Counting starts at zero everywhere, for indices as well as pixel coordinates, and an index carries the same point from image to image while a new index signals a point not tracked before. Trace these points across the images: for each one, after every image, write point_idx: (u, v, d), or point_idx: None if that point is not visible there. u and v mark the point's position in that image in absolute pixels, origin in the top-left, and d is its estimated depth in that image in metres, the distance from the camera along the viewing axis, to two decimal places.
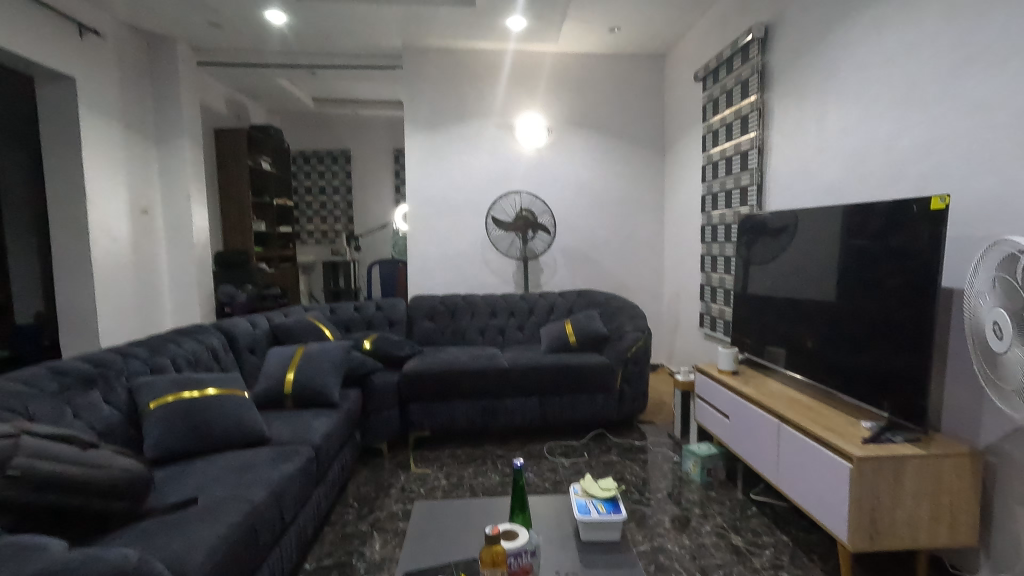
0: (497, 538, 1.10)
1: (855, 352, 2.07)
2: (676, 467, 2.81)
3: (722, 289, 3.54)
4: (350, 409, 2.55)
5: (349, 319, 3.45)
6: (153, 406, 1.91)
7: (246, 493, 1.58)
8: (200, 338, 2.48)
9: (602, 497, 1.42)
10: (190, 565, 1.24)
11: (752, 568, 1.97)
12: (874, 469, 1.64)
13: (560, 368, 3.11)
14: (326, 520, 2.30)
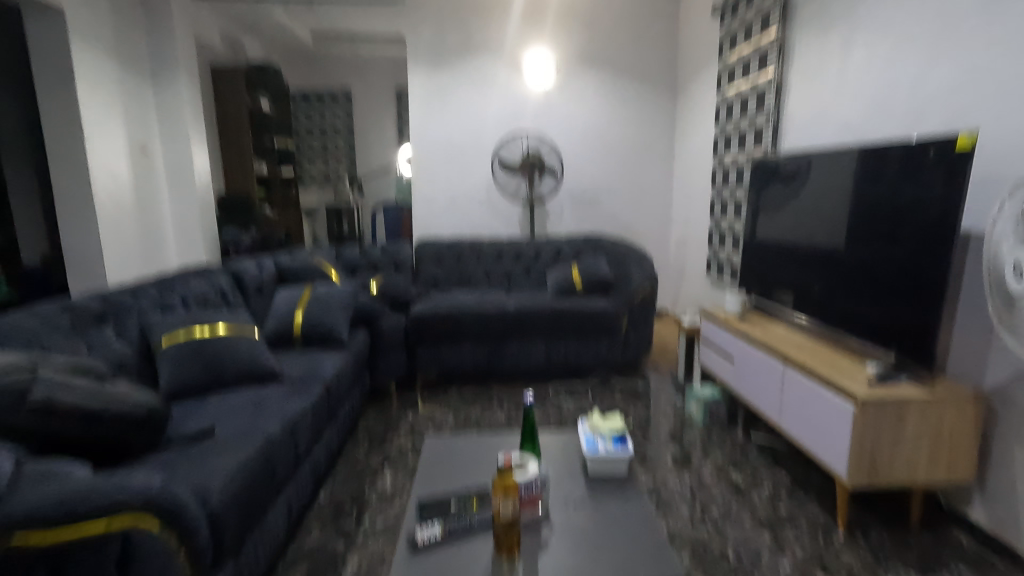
0: (509, 469, 1.14)
1: (865, 296, 2.06)
2: (679, 409, 2.87)
3: (731, 235, 3.50)
4: (359, 349, 2.58)
5: (355, 261, 3.44)
6: (166, 343, 1.93)
7: (262, 426, 1.61)
8: (208, 278, 2.48)
9: (610, 433, 1.44)
10: (211, 492, 1.28)
11: (750, 503, 2.04)
12: (878, 410, 1.66)
13: (566, 312, 3.12)
14: (338, 455, 2.37)
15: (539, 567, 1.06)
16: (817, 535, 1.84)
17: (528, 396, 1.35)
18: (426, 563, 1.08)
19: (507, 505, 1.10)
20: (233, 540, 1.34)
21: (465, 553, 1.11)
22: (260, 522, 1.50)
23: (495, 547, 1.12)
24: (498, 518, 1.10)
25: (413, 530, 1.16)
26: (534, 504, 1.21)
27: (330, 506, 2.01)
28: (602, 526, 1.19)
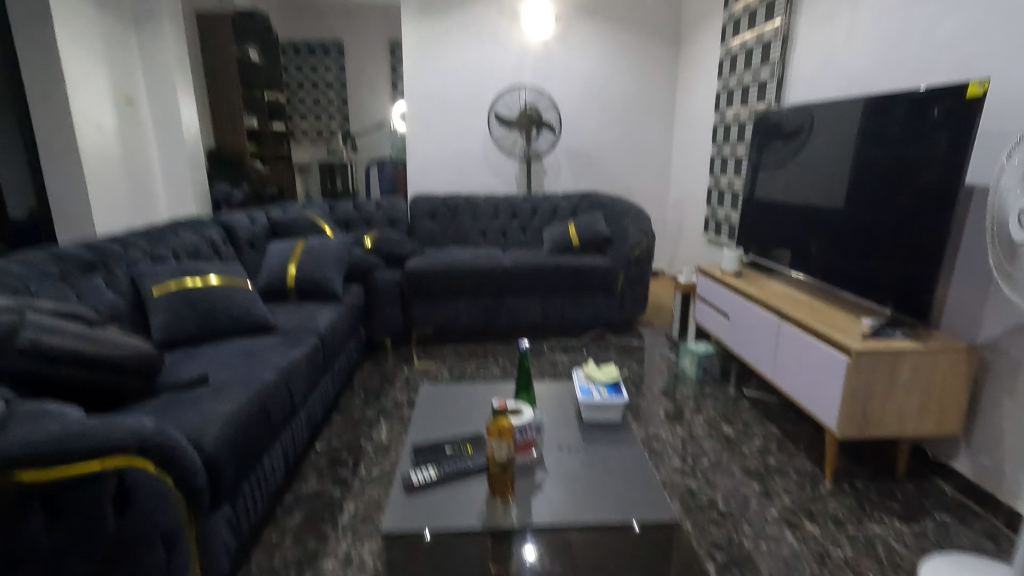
0: (504, 412, 1.14)
1: (863, 251, 2.05)
2: (673, 365, 2.89)
3: (730, 193, 3.46)
4: (354, 303, 2.56)
5: (349, 216, 3.39)
6: (157, 292, 1.91)
7: (256, 374, 1.61)
8: (199, 229, 2.44)
9: (604, 382, 1.44)
10: (207, 435, 1.29)
11: (741, 454, 2.08)
12: (871, 363, 1.67)
13: (562, 269, 3.10)
14: (334, 407, 2.39)
15: (533, 507, 1.08)
16: (805, 484, 1.88)
17: (523, 344, 1.34)
18: (421, 502, 1.09)
19: (502, 447, 1.10)
20: (231, 483, 1.35)
21: (460, 493, 1.12)
22: (257, 468, 1.51)
23: (488, 489, 1.13)
24: (492, 460, 1.10)
25: (408, 472, 1.17)
26: (527, 448, 1.22)
27: (327, 455, 2.03)
28: (595, 470, 1.20)
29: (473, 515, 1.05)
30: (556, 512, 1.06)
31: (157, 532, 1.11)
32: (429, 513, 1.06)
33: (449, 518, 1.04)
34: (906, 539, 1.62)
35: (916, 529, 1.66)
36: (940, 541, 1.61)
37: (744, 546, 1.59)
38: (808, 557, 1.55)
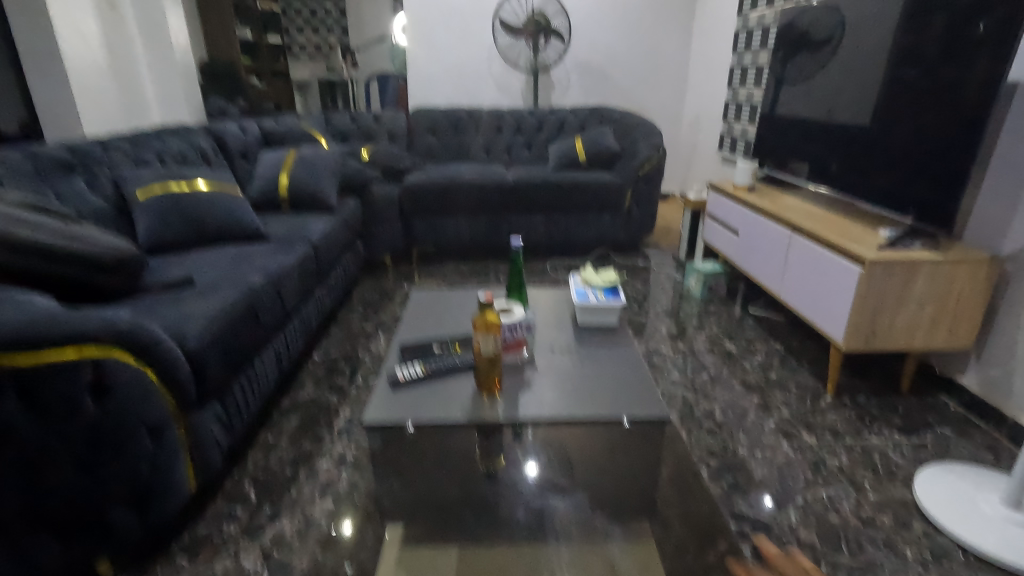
0: (491, 307, 1.09)
1: (885, 159, 1.91)
2: (678, 284, 2.83)
3: (749, 105, 3.25)
4: (350, 215, 2.49)
5: (346, 129, 3.25)
6: (141, 196, 1.85)
7: (244, 277, 1.57)
8: (186, 136, 2.34)
9: (602, 285, 1.38)
10: (189, 332, 1.26)
11: (742, 369, 2.05)
12: (885, 273, 1.59)
13: (567, 186, 2.98)
14: (332, 320, 2.37)
15: (520, 402, 1.05)
16: (805, 398, 1.86)
17: (517, 241, 1.25)
18: (405, 397, 1.07)
19: (488, 341, 1.05)
20: (219, 381, 1.33)
21: (446, 389, 1.09)
22: (247, 369, 1.50)
23: (476, 384, 1.10)
24: (478, 353, 1.06)
25: (393, 368, 1.13)
26: (518, 347, 1.18)
27: (324, 364, 2.03)
28: (586, 371, 1.16)
29: (458, 409, 1.03)
30: (543, 408, 1.03)
31: (141, 423, 1.10)
32: (413, 406, 1.04)
33: (433, 411, 1.02)
34: (904, 450, 1.60)
35: (916, 442, 1.64)
36: (940, 453, 1.59)
37: (740, 453, 1.58)
38: (803, 465, 1.54)
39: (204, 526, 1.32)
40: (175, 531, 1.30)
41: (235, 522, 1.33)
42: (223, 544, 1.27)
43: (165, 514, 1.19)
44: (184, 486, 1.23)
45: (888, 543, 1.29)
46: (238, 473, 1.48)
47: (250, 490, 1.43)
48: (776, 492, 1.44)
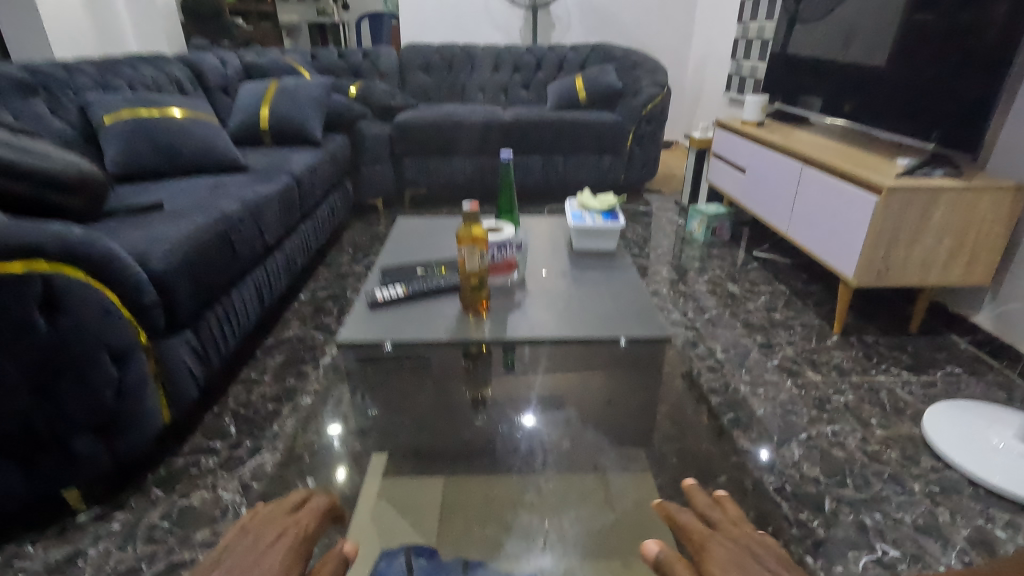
0: (477, 220, 0.98)
1: (905, 82, 1.78)
2: (680, 228, 2.73)
3: (760, 41, 3.08)
4: (337, 152, 2.37)
5: (334, 67, 3.08)
6: (108, 120, 1.72)
7: (217, 204, 1.47)
8: (160, 65, 2.19)
9: (599, 210, 1.28)
10: (153, 255, 1.17)
11: (745, 310, 1.97)
12: (902, 202, 1.50)
13: (566, 125, 2.84)
14: (320, 261, 2.28)
15: (508, 323, 0.97)
16: (810, 337, 1.79)
17: (506, 152, 1.14)
18: (385, 318, 0.99)
19: (473, 256, 0.96)
20: (190, 309, 1.26)
21: (429, 310, 1.01)
22: (223, 299, 1.42)
23: (461, 306, 1.03)
24: (461, 269, 0.97)
25: (373, 289, 1.05)
26: (507, 269, 1.09)
27: (311, 304, 1.95)
28: (581, 294, 1.08)
29: (441, 329, 0.95)
30: (533, 328, 0.96)
31: (103, 346, 1.03)
32: (393, 327, 0.96)
33: (414, 331, 0.95)
34: (913, 388, 1.54)
35: (925, 380, 1.57)
36: (950, 391, 1.53)
37: (742, 392, 1.52)
38: (808, 402, 1.48)
39: (181, 459, 1.26)
40: (151, 464, 1.24)
41: (214, 455, 1.27)
42: (202, 476, 1.22)
43: (137, 444, 1.13)
44: (158, 416, 1.17)
45: (896, 478, 1.24)
46: (219, 408, 1.42)
47: (230, 424, 1.37)
48: (778, 428, 1.38)
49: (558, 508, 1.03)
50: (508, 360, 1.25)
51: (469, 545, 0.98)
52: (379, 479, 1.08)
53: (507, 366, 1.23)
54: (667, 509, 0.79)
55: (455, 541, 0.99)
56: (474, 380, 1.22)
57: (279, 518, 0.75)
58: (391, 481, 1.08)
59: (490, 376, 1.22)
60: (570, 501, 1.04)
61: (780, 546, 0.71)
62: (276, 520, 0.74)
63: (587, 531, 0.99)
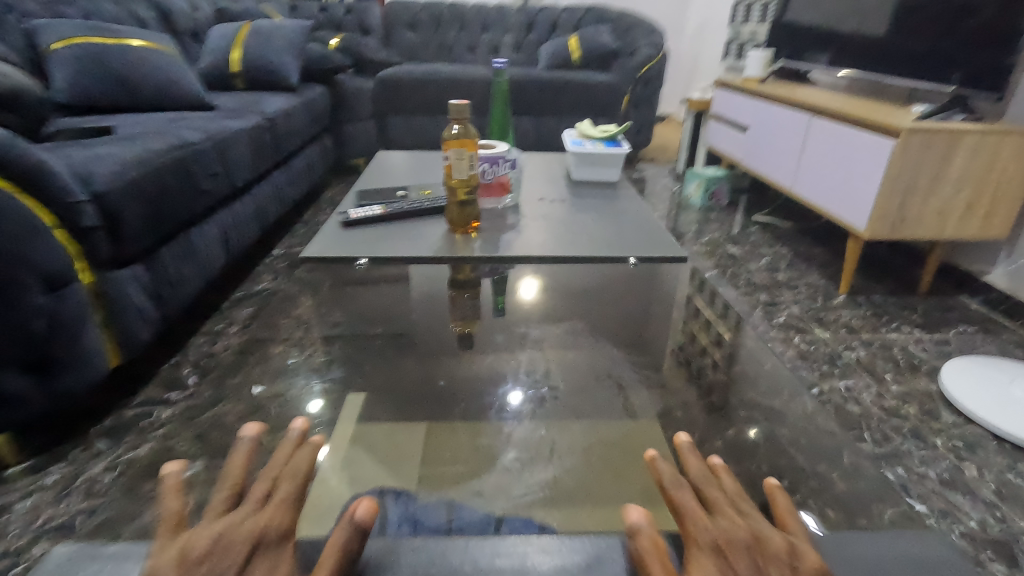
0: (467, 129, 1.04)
1: (924, 26, 1.73)
2: (676, 194, 2.62)
3: (760, 3, 2.96)
4: (316, 102, 2.22)
5: (314, 20, 2.91)
6: (58, 46, 1.57)
7: (176, 133, 1.33)
8: (122, 1, 2.01)
9: (601, 138, 1.44)
10: (96, 174, 1.03)
11: (747, 270, 1.87)
12: (921, 145, 1.41)
13: (559, 85, 2.71)
14: (296, 218, 2.12)
15: (500, 243, 1.03)
16: (816, 297, 1.69)
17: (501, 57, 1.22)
18: (357, 235, 1.04)
19: (460, 163, 0.99)
20: (141, 240, 1.12)
21: (409, 230, 1.06)
22: (182, 236, 1.28)
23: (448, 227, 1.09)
24: (448, 176, 1.00)
25: (346, 210, 1.09)
26: (499, 192, 1.21)
27: (285, 258, 1.80)
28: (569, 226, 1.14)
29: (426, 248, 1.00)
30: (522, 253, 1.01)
31: (32, 270, 0.89)
32: (369, 245, 1.01)
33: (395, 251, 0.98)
34: (927, 345, 1.45)
35: (938, 337, 1.49)
36: (966, 349, 1.44)
37: None
38: (818, 358, 1.38)
39: (132, 410, 1.12)
40: (96, 415, 1.10)
41: (169, 406, 1.14)
42: (153, 428, 1.08)
43: (77, 388, 0.99)
44: (104, 359, 1.03)
45: (916, 433, 1.15)
46: (177, 359, 1.28)
47: (188, 375, 1.23)
48: None
49: (548, 463, 0.94)
50: (499, 305, 1.18)
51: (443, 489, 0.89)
52: (353, 422, 0.97)
53: (497, 310, 1.18)
54: (660, 471, 0.60)
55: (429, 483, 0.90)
56: (461, 313, 1.18)
57: (241, 514, 0.53)
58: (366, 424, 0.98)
59: (478, 310, 1.18)
60: (560, 453, 0.97)
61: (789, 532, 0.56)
62: (240, 518, 0.53)
63: (572, 483, 0.91)
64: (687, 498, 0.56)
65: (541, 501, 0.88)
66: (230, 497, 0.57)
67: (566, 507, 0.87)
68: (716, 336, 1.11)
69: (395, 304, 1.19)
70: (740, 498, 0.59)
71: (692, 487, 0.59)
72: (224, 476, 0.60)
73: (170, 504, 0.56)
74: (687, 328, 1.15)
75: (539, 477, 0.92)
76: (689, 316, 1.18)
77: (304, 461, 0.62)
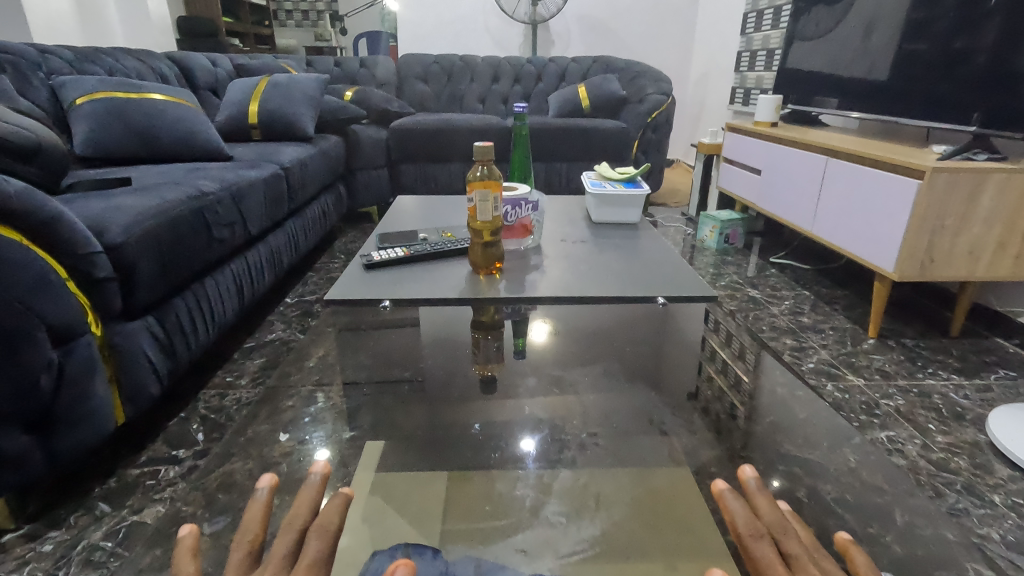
0: (492, 175, 1.17)
1: (939, 70, 1.75)
2: (690, 237, 2.60)
3: (765, 51, 3.02)
4: (330, 150, 2.25)
5: (330, 75, 3.00)
6: (82, 101, 1.61)
7: (193, 183, 1.34)
8: (145, 59, 2.07)
9: (620, 180, 1.58)
10: (113, 225, 1.02)
11: (770, 313, 1.82)
12: (946, 186, 1.38)
13: (570, 132, 2.73)
14: (308, 266, 2.11)
15: (520, 285, 1.20)
16: (844, 341, 1.63)
17: (519, 107, 1.43)
18: (378, 279, 1.22)
19: (486, 208, 1.15)
20: (154, 292, 1.09)
21: (436, 272, 1.25)
22: (195, 286, 1.26)
23: (473, 266, 1.26)
24: (474, 218, 1.15)
25: (371, 254, 1.29)
26: (522, 233, 1.38)
27: (297, 306, 1.77)
28: (583, 265, 1.29)
29: (451, 289, 1.17)
30: (540, 290, 1.18)
31: (42, 322, 0.86)
32: (391, 287, 1.19)
33: (421, 292, 1.16)
34: (967, 391, 1.38)
35: (979, 384, 1.41)
36: (1010, 396, 1.36)
37: None
38: (854, 407, 1.31)
39: (137, 469, 1.07)
40: (100, 475, 1.05)
41: (176, 465, 1.08)
42: (158, 489, 1.03)
43: (80, 446, 0.94)
44: (111, 415, 0.99)
45: (970, 489, 1.07)
46: (185, 413, 1.23)
47: (196, 430, 1.18)
48: None
49: (594, 517, 0.92)
50: (519, 345, 1.14)
51: (483, 547, 0.88)
52: (374, 473, 0.97)
53: (518, 352, 1.13)
54: (734, 515, 0.62)
55: (464, 539, 0.89)
56: (483, 356, 1.14)
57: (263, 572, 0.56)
58: (390, 475, 0.97)
59: (500, 352, 1.14)
60: (605, 505, 0.95)
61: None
62: None
63: (619, 539, 0.89)
64: (764, 547, 0.57)
65: (590, 559, 0.86)
66: (249, 555, 0.59)
67: (616, 563, 0.85)
68: (735, 378, 1.06)
69: (405, 348, 1.14)
70: (818, 552, 0.59)
71: (770, 537, 0.59)
72: (241, 533, 0.62)
73: (186, 565, 0.59)
74: (708, 374, 1.10)
75: (586, 532, 0.90)
76: (704, 359, 1.12)
77: (334, 513, 0.64)
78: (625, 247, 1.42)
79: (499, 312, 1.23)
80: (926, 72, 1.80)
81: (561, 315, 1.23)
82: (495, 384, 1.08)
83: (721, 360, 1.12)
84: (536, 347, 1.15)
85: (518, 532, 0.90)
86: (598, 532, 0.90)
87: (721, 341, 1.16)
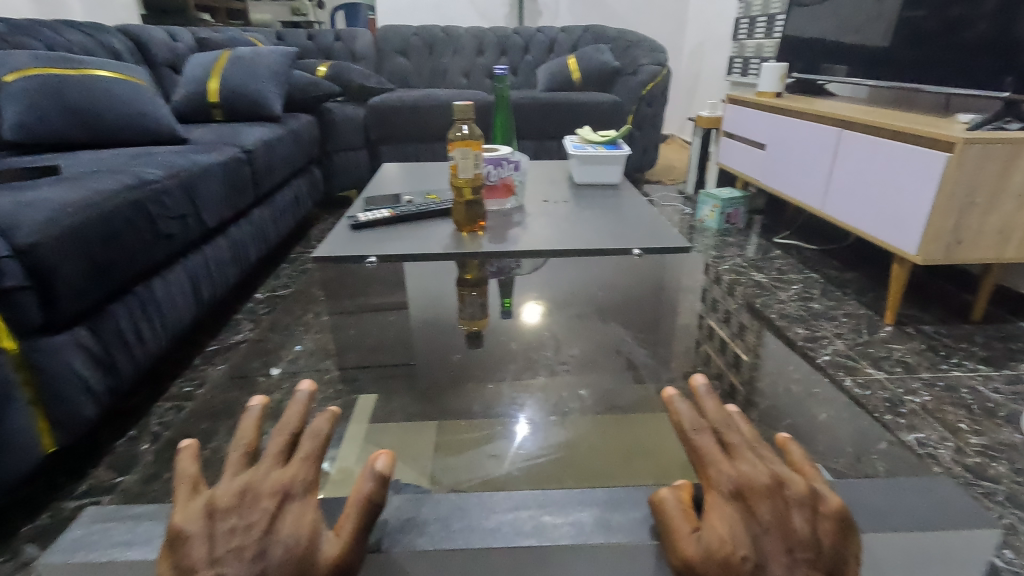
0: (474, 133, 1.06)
1: (950, 33, 1.60)
2: (688, 217, 2.46)
3: (764, 17, 2.86)
4: (301, 129, 2.08)
5: (303, 49, 2.81)
6: (12, 78, 1.42)
7: (132, 170, 1.17)
8: (93, 33, 1.88)
9: (602, 142, 1.43)
10: (22, 223, 0.86)
11: (778, 299, 1.70)
12: (977, 159, 1.25)
13: (559, 105, 2.57)
14: (278, 260, 1.95)
15: (505, 239, 1.09)
16: (860, 329, 1.51)
17: (500, 67, 1.27)
18: (356, 241, 1.10)
19: (466, 160, 1.03)
20: (88, 296, 0.96)
21: (419, 233, 1.13)
22: (139, 287, 1.11)
23: (455, 224, 1.14)
24: (455, 175, 1.05)
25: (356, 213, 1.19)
26: (504, 193, 1.26)
27: (267, 303, 1.61)
28: (567, 223, 1.18)
29: (435, 244, 1.07)
30: (522, 242, 1.08)
31: None
32: (375, 246, 1.08)
33: (403, 248, 1.06)
34: (997, 384, 1.27)
35: (1008, 374, 1.30)
36: None
37: None
38: (878, 404, 1.19)
39: (74, 502, 0.93)
40: (32, 511, 0.92)
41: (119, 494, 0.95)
42: None
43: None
44: (35, 441, 0.85)
45: (1014, 500, 0.96)
46: (136, 431, 1.10)
47: (145, 450, 1.05)
48: None
49: (557, 428, 0.86)
50: (507, 306, 1.04)
51: (458, 455, 0.82)
52: (365, 423, 0.84)
53: (505, 311, 1.04)
54: (677, 413, 0.53)
55: (449, 450, 0.82)
56: (469, 312, 1.05)
57: (261, 470, 0.48)
58: (381, 426, 0.85)
59: (486, 310, 1.05)
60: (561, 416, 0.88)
61: (808, 475, 0.49)
62: (260, 477, 0.47)
63: (581, 451, 0.81)
64: (708, 443, 0.50)
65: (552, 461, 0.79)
66: (245, 457, 0.51)
67: (572, 469, 0.78)
68: (733, 357, 0.90)
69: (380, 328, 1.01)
70: (758, 442, 0.52)
71: (712, 431, 0.52)
72: (235, 441, 0.52)
73: (185, 467, 0.50)
74: (703, 348, 0.95)
75: (550, 439, 0.83)
76: (702, 339, 0.97)
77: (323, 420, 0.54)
78: (614, 211, 1.29)
79: (483, 269, 1.15)
80: (932, 38, 1.66)
81: (553, 288, 1.11)
82: (482, 339, 1.00)
83: (719, 337, 0.97)
84: (527, 325, 1.01)
85: (493, 441, 0.83)
86: (563, 441, 0.83)
87: (720, 321, 1.02)
